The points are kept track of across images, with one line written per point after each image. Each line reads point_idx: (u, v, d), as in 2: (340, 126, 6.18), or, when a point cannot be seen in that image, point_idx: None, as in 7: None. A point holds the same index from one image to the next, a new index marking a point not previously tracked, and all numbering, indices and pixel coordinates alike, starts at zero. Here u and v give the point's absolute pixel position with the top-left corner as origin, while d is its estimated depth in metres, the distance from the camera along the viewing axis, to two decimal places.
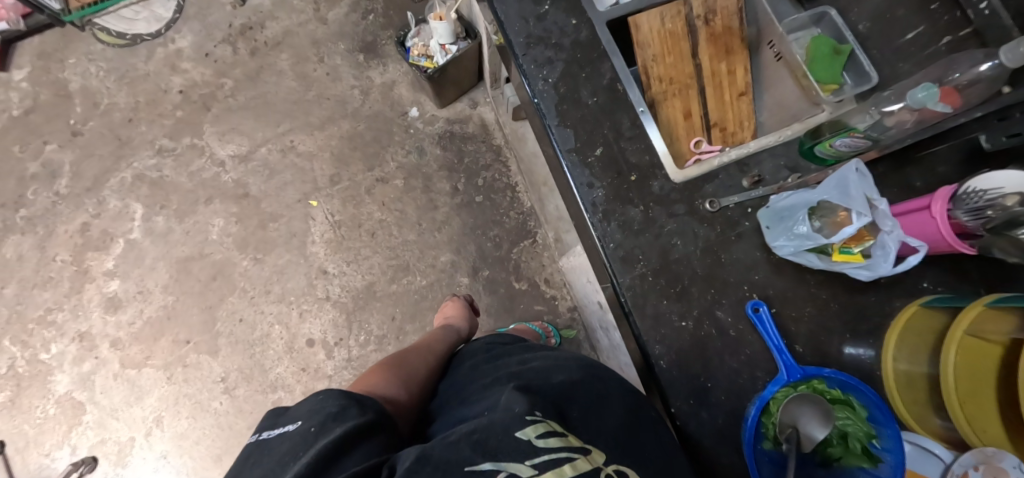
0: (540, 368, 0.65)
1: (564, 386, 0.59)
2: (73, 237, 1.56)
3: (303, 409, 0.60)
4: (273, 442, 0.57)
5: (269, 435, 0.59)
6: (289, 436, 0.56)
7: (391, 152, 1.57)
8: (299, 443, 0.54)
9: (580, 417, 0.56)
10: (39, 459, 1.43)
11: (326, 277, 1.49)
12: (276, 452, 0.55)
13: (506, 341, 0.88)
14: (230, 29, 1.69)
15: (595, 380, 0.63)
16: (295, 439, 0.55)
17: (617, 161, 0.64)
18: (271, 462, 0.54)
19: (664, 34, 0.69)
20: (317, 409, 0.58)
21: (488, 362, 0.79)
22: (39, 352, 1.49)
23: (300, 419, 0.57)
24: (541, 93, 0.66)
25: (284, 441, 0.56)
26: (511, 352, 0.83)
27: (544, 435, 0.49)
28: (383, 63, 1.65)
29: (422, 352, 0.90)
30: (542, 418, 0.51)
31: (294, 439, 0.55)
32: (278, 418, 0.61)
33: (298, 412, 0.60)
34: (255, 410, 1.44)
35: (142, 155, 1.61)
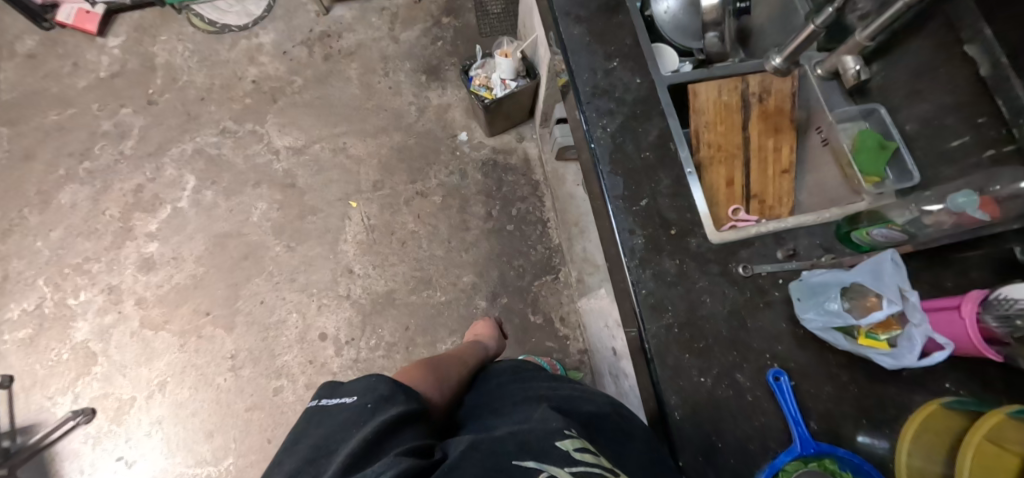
0: (569, 396, 0.76)
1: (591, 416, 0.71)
2: (125, 196, 1.65)
3: (356, 385, 0.67)
4: (330, 410, 0.65)
5: (326, 403, 0.67)
6: (346, 408, 0.64)
7: (435, 169, 1.64)
8: (355, 416, 0.62)
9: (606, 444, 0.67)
10: (41, 400, 1.46)
11: (350, 276, 1.54)
12: (333, 420, 0.63)
13: (530, 366, 0.94)
14: (310, 33, 1.81)
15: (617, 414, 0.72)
16: (351, 412, 0.63)
17: (660, 214, 0.67)
18: (330, 428, 0.62)
19: (719, 104, 0.73)
20: (371, 389, 0.66)
21: (515, 378, 0.87)
22: (68, 296, 1.55)
23: (356, 395, 0.66)
24: (598, 138, 0.70)
25: (342, 412, 0.64)
26: (540, 370, 0.90)
27: (578, 448, 0.59)
28: (443, 86, 1.74)
29: (455, 360, 0.99)
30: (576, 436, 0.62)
31: (350, 412, 0.63)
32: (334, 389, 0.70)
33: (351, 387, 0.68)
34: (256, 392, 1.46)
35: (205, 132, 1.71)
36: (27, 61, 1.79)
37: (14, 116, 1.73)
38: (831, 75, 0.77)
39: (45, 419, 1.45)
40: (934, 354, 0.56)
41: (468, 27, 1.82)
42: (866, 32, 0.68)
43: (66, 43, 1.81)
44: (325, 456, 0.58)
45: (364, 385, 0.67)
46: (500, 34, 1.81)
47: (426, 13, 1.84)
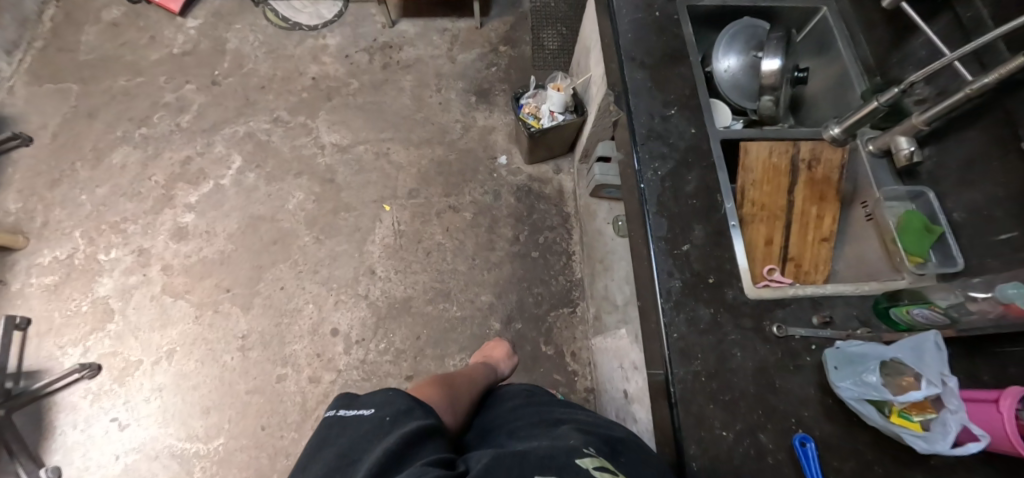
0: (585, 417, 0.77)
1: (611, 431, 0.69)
2: (172, 165, 1.71)
3: (375, 398, 0.69)
4: (349, 420, 0.66)
5: (343, 413, 0.68)
6: (365, 419, 0.66)
7: (471, 187, 1.67)
8: (377, 428, 0.64)
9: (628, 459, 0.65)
10: (52, 348, 1.48)
11: (371, 277, 1.55)
12: (354, 430, 0.65)
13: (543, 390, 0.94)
14: (373, 41, 1.90)
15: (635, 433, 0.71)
16: (372, 424, 0.65)
17: (700, 262, 0.68)
18: (352, 437, 0.64)
19: (768, 164, 0.75)
20: (390, 402, 0.68)
21: (529, 399, 0.88)
22: (99, 252, 1.59)
23: (374, 408, 0.68)
24: (648, 180, 0.72)
25: (361, 422, 0.66)
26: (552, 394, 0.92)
27: (598, 468, 0.58)
28: (491, 110, 1.79)
29: (469, 377, 0.99)
30: (594, 455, 0.60)
31: (371, 424, 0.65)
32: (351, 399, 0.71)
33: (368, 399, 0.70)
34: (259, 376, 1.45)
35: (259, 118, 1.77)
36: (108, 28, 1.90)
37: (86, 76, 1.82)
38: (882, 153, 0.78)
39: (52, 368, 1.47)
40: (967, 444, 0.56)
41: (523, 58, 1.88)
42: (923, 115, 0.69)
43: (148, 18, 1.93)
44: (350, 465, 0.60)
45: (381, 398, 0.69)
46: (553, 69, 1.87)
47: (485, 39, 1.91)
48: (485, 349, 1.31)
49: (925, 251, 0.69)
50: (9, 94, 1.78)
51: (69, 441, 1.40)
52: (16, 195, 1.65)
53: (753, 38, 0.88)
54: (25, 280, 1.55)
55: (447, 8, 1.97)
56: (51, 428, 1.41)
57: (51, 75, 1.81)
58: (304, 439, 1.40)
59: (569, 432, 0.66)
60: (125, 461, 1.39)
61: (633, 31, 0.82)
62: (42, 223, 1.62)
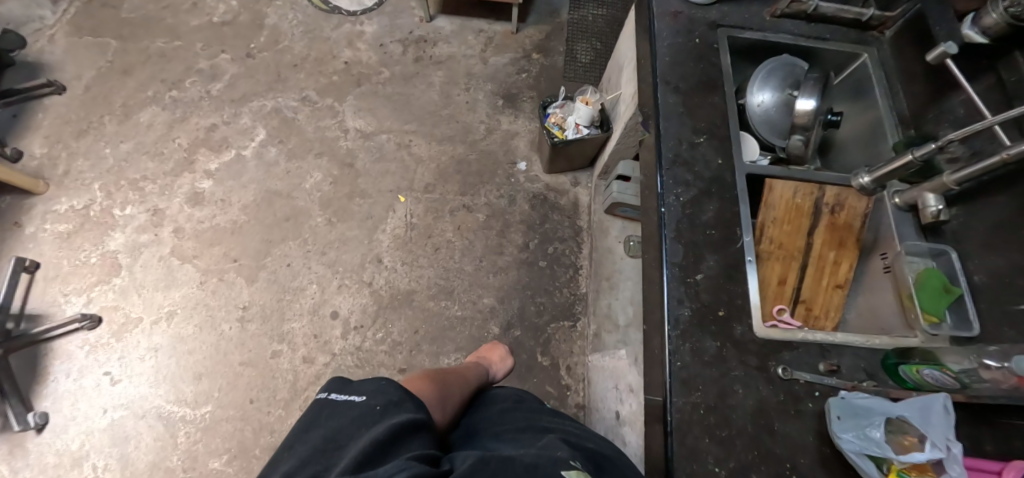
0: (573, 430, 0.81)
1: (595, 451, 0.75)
2: (197, 131, 1.73)
3: (368, 385, 0.69)
4: (340, 404, 0.66)
5: (335, 396, 0.67)
6: (355, 406, 0.65)
7: (487, 189, 1.67)
8: (367, 416, 0.64)
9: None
10: (56, 295, 1.50)
11: (377, 266, 1.56)
12: (343, 415, 0.64)
13: (532, 399, 0.94)
14: (409, 34, 1.91)
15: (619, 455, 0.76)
16: (362, 410, 0.64)
17: (712, 293, 0.68)
18: (341, 422, 0.63)
19: (790, 204, 0.74)
20: (383, 391, 0.68)
21: (518, 405, 0.89)
22: (115, 207, 1.61)
23: (366, 394, 0.67)
24: (669, 205, 0.72)
25: (351, 408, 0.65)
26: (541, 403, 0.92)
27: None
28: (516, 115, 1.79)
29: (461, 377, 0.98)
30: (578, 467, 0.64)
31: (362, 411, 0.65)
32: (343, 382, 0.70)
33: (361, 385, 0.69)
34: (254, 349, 1.46)
35: (288, 95, 1.79)
36: None
37: (125, 34, 1.85)
38: (908, 206, 0.76)
39: (53, 314, 1.48)
40: None
41: (555, 68, 1.89)
42: (955, 175, 0.69)
43: None
44: (336, 451, 0.60)
45: (373, 387, 0.68)
46: (582, 83, 1.87)
47: (519, 45, 1.92)
48: (483, 350, 1.30)
49: (941, 312, 0.68)
50: (49, 41, 1.82)
51: (60, 389, 1.41)
52: (42, 141, 1.68)
53: (789, 76, 0.86)
54: (39, 225, 1.57)
55: (486, 10, 1.98)
56: (44, 374, 1.42)
57: (92, 29, 1.85)
58: (290, 418, 1.40)
59: (555, 443, 0.70)
60: (112, 416, 1.39)
61: (670, 54, 0.82)
62: (63, 172, 1.64)
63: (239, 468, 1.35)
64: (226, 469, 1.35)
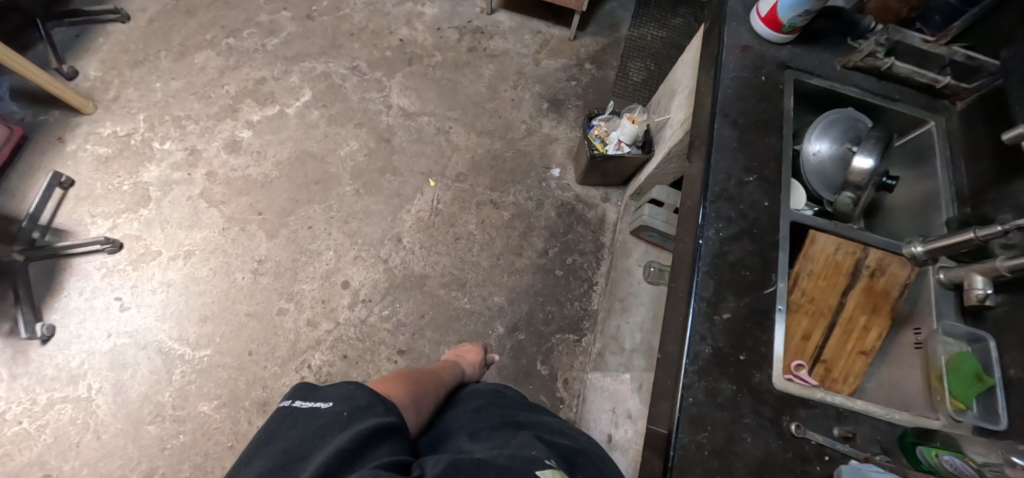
0: (552, 427, 0.82)
1: (571, 450, 0.76)
2: (246, 81, 1.74)
3: (333, 391, 0.69)
4: (303, 413, 0.66)
5: (298, 404, 0.68)
6: (321, 413, 0.65)
7: (517, 189, 1.66)
8: (332, 423, 0.63)
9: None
10: (83, 215, 1.53)
11: (396, 244, 1.55)
12: (307, 425, 0.64)
13: (504, 392, 0.94)
14: (468, 22, 1.91)
15: (594, 454, 0.78)
16: (328, 418, 0.64)
17: (735, 335, 0.66)
18: (303, 432, 0.63)
19: (830, 259, 0.72)
20: (349, 397, 0.68)
21: (494, 401, 0.89)
22: (155, 140, 1.63)
23: (332, 402, 0.67)
24: (707, 238, 0.70)
25: (316, 416, 0.65)
26: (518, 398, 0.91)
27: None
28: (559, 121, 1.78)
29: (435, 378, 0.98)
30: (552, 466, 0.66)
31: (327, 418, 0.64)
32: (308, 390, 0.70)
33: (326, 391, 0.69)
34: (262, 303, 1.47)
35: (340, 61, 1.79)
36: None
37: None
38: (951, 285, 0.75)
39: (78, 232, 1.51)
40: None
41: (605, 82, 1.88)
42: (1009, 261, 0.66)
43: None
44: (297, 463, 0.59)
45: (341, 392, 0.68)
46: (630, 101, 1.86)
47: (574, 53, 1.91)
48: (457, 350, 1.29)
49: (970, 399, 0.66)
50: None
51: (70, 306, 1.44)
52: (98, 65, 1.71)
53: (851, 131, 0.84)
54: (80, 144, 1.61)
55: (547, 12, 1.97)
56: (58, 287, 1.45)
57: None
58: (285, 377, 1.41)
59: (530, 443, 0.71)
60: (112, 343, 1.42)
61: (733, 87, 0.80)
62: (113, 97, 1.67)
63: (226, 415, 1.37)
64: (214, 415, 1.37)
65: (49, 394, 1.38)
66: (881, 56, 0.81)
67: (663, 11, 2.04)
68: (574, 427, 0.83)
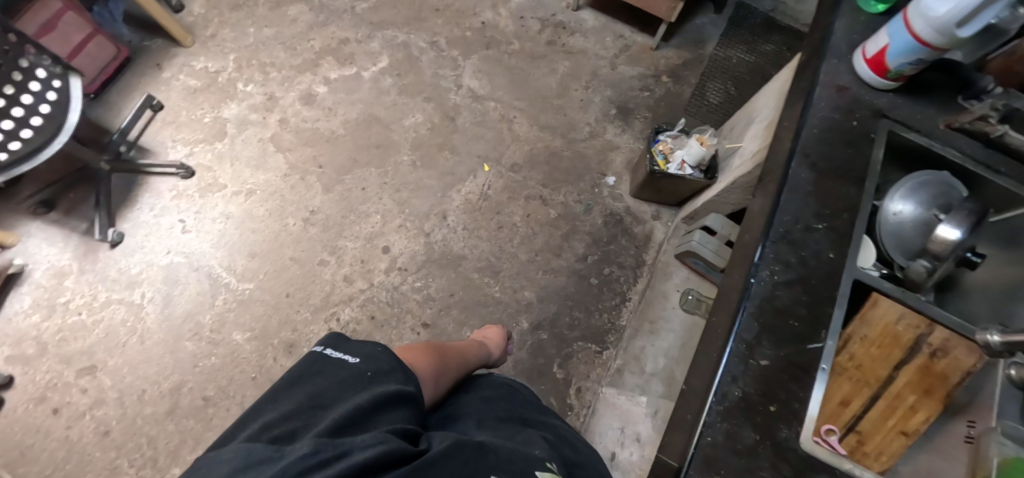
0: (557, 432, 0.81)
1: (570, 458, 0.75)
2: (330, 39, 1.80)
3: (362, 348, 0.70)
4: (331, 362, 0.68)
5: (329, 353, 0.69)
6: (347, 367, 0.67)
7: (569, 189, 1.64)
8: (356, 379, 0.65)
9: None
10: (165, 138, 1.64)
11: (440, 221, 1.56)
12: (332, 376, 0.65)
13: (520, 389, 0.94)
14: (551, 16, 1.89)
15: (591, 467, 0.77)
16: (352, 374, 0.66)
17: (769, 384, 0.63)
18: (328, 382, 0.64)
19: (888, 329, 0.66)
20: (376, 357, 0.69)
21: (509, 394, 0.89)
22: (240, 81, 1.72)
23: (359, 358, 0.68)
24: (759, 279, 0.67)
25: (342, 369, 0.66)
26: (531, 397, 0.91)
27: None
28: (625, 129, 1.74)
29: (458, 359, 0.99)
30: (549, 469, 0.66)
31: (351, 373, 0.66)
32: (339, 341, 0.72)
33: (356, 346, 0.71)
34: (305, 251, 1.52)
35: (422, 35, 1.82)
36: None
37: None
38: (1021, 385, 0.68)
39: (159, 154, 1.62)
40: None
41: (679, 98, 1.82)
42: None
43: None
44: (317, 409, 0.61)
45: (368, 351, 0.69)
46: (702, 122, 1.79)
47: (653, 63, 1.86)
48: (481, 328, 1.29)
49: None
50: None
51: (140, 219, 1.55)
52: (203, 4, 1.83)
53: (943, 196, 0.77)
54: (175, 74, 1.73)
55: (633, 17, 1.92)
56: (133, 201, 1.56)
57: None
58: (314, 324, 1.45)
59: (535, 441, 0.71)
60: (170, 259, 1.51)
61: (812, 131, 0.76)
62: (209, 35, 1.78)
63: (255, 348, 1.43)
64: (245, 345, 1.43)
65: (109, 293, 1.48)
66: (994, 122, 0.74)
67: (755, 36, 1.96)
68: (580, 436, 0.83)
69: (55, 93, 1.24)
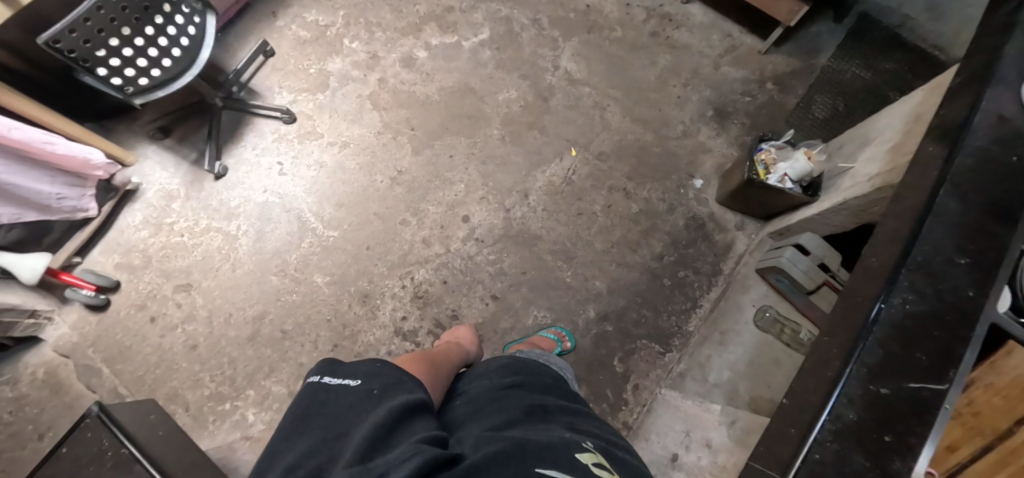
0: (578, 414, 0.81)
1: (603, 436, 0.75)
2: (436, 5, 1.82)
3: (361, 368, 0.73)
4: (334, 388, 0.70)
5: (328, 380, 0.72)
6: (351, 390, 0.69)
7: (653, 187, 1.62)
8: (364, 400, 0.67)
9: (621, 458, 0.72)
10: (274, 84, 1.73)
11: (521, 199, 1.58)
12: (341, 400, 0.68)
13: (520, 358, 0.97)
14: (659, 6, 1.84)
15: (626, 443, 0.78)
16: (359, 395, 0.68)
17: (885, 413, 0.64)
18: (338, 408, 0.67)
19: (1022, 380, 0.64)
20: (380, 375, 0.72)
21: (516, 377, 0.86)
22: (347, 37, 1.78)
23: (360, 380, 0.71)
24: (889, 305, 0.71)
25: (347, 393, 0.69)
26: (536, 370, 0.90)
27: (594, 463, 0.64)
28: (720, 134, 1.69)
29: (442, 359, 1.02)
30: (589, 450, 0.66)
31: (358, 395, 0.68)
32: (335, 365, 0.74)
33: (354, 369, 0.73)
34: (389, 208, 1.58)
35: (525, 11, 1.82)
36: None
37: None
38: None
39: (267, 97, 1.72)
40: None
41: (782, 108, 1.74)
42: None
43: None
44: (335, 439, 0.63)
45: (368, 370, 0.72)
46: (802, 136, 1.71)
47: (758, 67, 1.78)
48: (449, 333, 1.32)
49: None
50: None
51: (244, 156, 1.65)
52: None
53: None
54: (288, 23, 1.81)
55: (744, 17, 1.84)
56: (239, 138, 1.67)
57: None
58: (389, 279, 1.51)
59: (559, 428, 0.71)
60: (266, 197, 1.60)
61: (966, 172, 0.78)
62: None
63: (333, 293, 1.51)
64: (324, 288, 1.51)
65: (209, 221, 1.59)
66: None
67: (875, 51, 1.83)
68: (600, 416, 0.83)
69: (194, 29, 1.33)
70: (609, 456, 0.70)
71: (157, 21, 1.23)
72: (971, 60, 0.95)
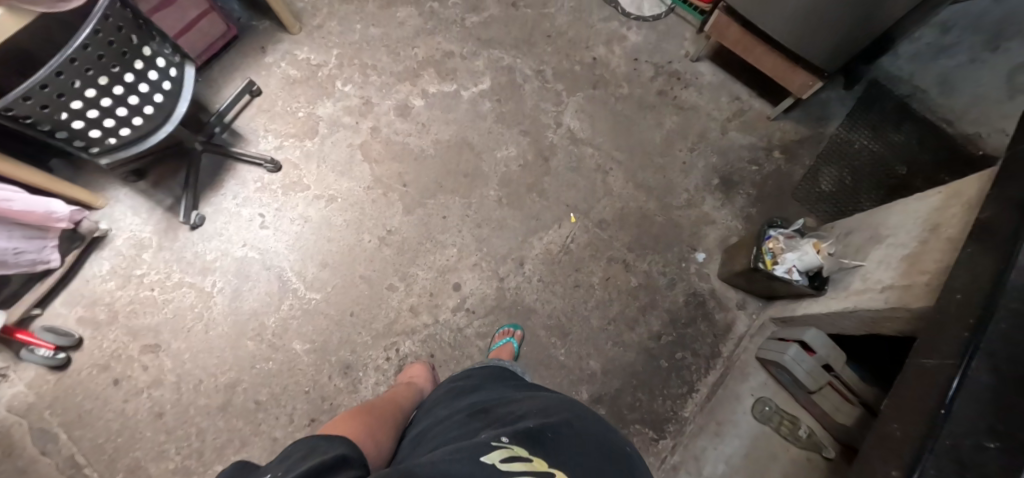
0: (516, 401, 0.75)
1: (537, 414, 0.70)
2: (435, 50, 1.73)
3: (271, 463, 0.62)
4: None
5: None
6: None
7: (654, 259, 1.55)
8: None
9: (557, 430, 0.66)
10: (258, 127, 1.63)
11: (516, 267, 1.51)
12: None
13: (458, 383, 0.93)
14: (667, 63, 1.77)
15: (578, 412, 0.72)
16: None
17: None
18: None
19: None
20: (286, 457, 0.62)
21: (458, 394, 0.85)
22: (339, 79, 1.69)
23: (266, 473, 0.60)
24: None
25: None
26: (474, 381, 0.89)
27: (507, 460, 0.59)
28: (725, 204, 1.63)
29: (390, 411, 0.99)
30: (506, 446, 0.61)
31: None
32: (240, 470, 0.64)
33: (265, 469, 0.62)
34: (377, 272, 1.49)
35: (528, 61, 1.73)
36: None
37: None
38: None
39: (250, 141, 1.61)
40: None
41: (789, 179, 1.68)
42: None
43: None
44: None
45: (278, 458, 0.63)
46: (808, 210, 1.65)
47: (767, 134, 1.72)
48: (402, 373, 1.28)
49: None
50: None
51: (223, 205, 1.55)
52: None
53: None
54: (277, 60, 1.71)
55: (754, 79, 1.78)
56: (219, 186, 1.57)
57: None
58: (373, 350, 1.43)
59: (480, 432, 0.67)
60: (244, 252, 1.51)
61: (1001, 343, 0.74)
62: (317, 26, 1.76)
63: (313, 362, 1.42)
64: (304, 356, 1.43)
65: (182, 275, 1.49)
66: None
67: (885, 122, 1.78)
68: (542, 393, 0.78)
69: (168, 82, 1.21)
70: (538, 437, 0.64)
71: (129, 78, 1.12)
72: (1003, 195, 0.90)
